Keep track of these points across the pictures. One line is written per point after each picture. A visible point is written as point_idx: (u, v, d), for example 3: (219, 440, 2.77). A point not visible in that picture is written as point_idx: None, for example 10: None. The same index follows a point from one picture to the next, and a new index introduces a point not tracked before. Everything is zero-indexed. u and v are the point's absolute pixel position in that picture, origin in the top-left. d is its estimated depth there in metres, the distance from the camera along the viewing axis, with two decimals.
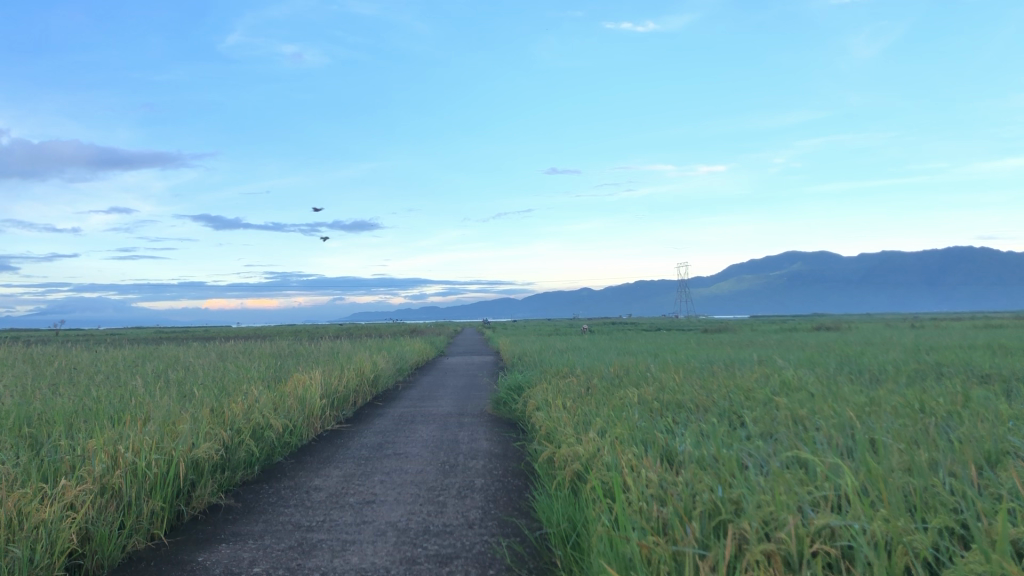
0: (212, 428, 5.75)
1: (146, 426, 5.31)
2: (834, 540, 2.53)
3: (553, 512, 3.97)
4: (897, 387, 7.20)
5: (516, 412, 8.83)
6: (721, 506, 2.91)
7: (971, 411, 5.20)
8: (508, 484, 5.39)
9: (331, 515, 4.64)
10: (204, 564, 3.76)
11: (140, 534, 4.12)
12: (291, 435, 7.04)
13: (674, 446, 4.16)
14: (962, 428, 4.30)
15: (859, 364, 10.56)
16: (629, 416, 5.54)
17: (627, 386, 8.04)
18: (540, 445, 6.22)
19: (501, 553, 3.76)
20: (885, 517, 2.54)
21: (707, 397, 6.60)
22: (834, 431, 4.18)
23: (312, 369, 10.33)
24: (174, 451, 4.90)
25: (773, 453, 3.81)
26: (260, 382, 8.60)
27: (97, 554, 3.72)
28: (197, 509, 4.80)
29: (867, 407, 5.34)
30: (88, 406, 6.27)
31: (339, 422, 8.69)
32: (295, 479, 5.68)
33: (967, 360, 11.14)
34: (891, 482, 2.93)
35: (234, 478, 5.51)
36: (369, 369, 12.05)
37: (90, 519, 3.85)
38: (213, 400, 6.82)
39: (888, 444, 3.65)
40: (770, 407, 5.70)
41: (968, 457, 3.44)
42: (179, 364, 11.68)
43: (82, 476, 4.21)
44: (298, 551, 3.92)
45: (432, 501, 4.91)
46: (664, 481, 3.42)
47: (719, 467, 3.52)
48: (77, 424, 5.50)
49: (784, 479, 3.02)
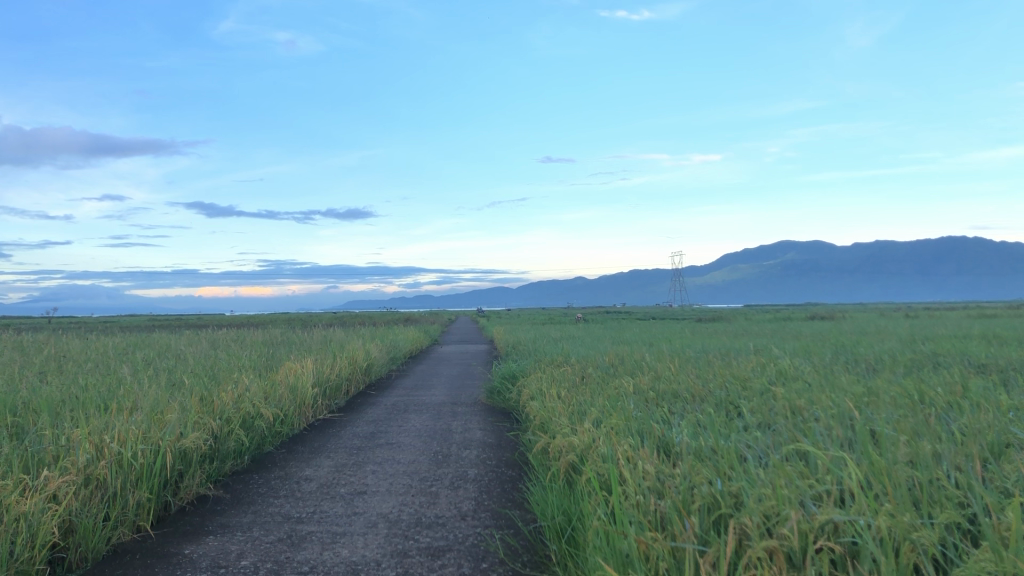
0: (201, 417, 5.65)
1: (133, 416, 5.21)
2: (838, 535, 2.45)
3: (548, 505, 3.88)
4: (896, 377, 7.13)
5: (510, 401, 8.76)
6: (720, 499, 2.83)
7: (971, 401, 5.13)
8: (502, 475, 5.33)
9: (321, 506, 4.55)
10: (189, 557, 3.67)
11: (126, 526, 4.03)
12: (281, 424, 6.95)
13: (671, 438, 4.08)
14: (963, 420, 4.22)
15: (856, 354, 10.50)
16: (623, 405, 5.46)
17: (622, 375, 7.96)
18: (534, 435, 6.14)
19: (494, 546, 3.68)
20: (891, 512, 2.46)
21: (703, 386, 6.53)
22: (834, 422, 4.10)
23: (305, 358, 10.23)
24: (161, 441, 4.81)
25: (772, 445, 3.73)
26: (251, 371, 8.50)
27: (80, 547, 3.63)
28: (185, 500, 4.72)
29: (866, 398, 5.25)
30: (76, 395, 6.16)
31: (331, 411, 8.60)
32: (285, 469, 5.60)
33: (964, 350, 11.10)
34: (895, 476, 2.84)
35: (223, 469, 5.42)
36: (362, 357, 11.98)
37: (74, 510, 3.75)
38: (203, 389, 6.72)
39: (889, 436, 3.58)
40: (768, 398, 5.61)
41: (971, 450, 3.36)
42: (169, 352, 11.59)
43: (66, 467, 4.12)
44: (286, 544, 3.82)
45: (424, 492, 4.84)
46: (662, 475, 3.33)
47: (718, 459, 3.43)
48: (62, 414, 5.39)
49: (785, 472, 2.95)
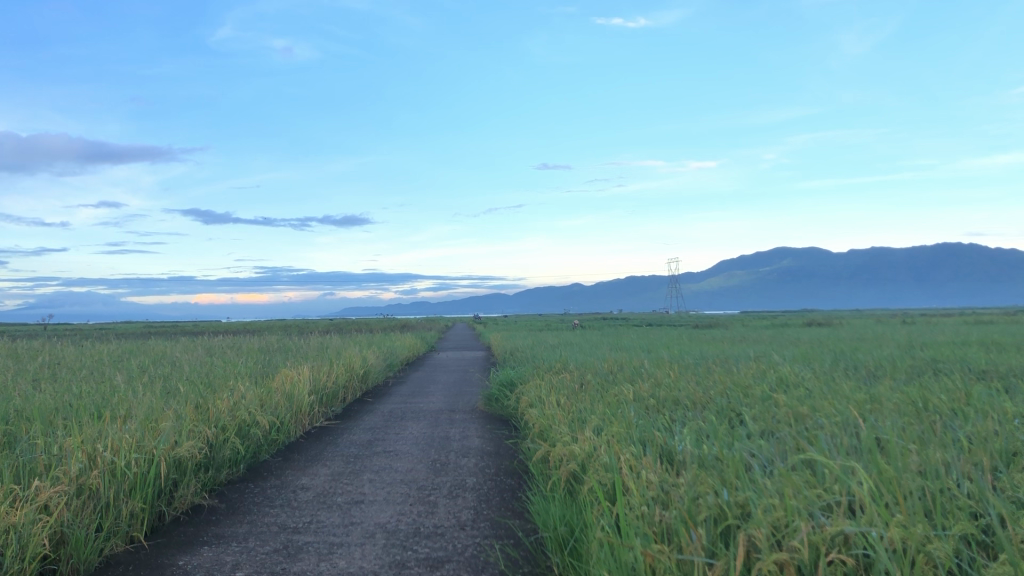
0: (196, 425, 5.58)
1: (127, 424, 5.14)
2: (849, 546, 2.39)
3: (548, 514, 3.83)
4: (898, 384, 7.06)
5: (507, 408, 8.74)
6: (727, 510, 2.77)
7: (975, 407, 5.09)
8: (501, 483, 5.27)
9: (318, 516, 4.49)
10: (184, 568, 3.60)
11: (119, 537, 3.96)
12: (278, 432, 6.87)
13: (674, 446, 4.02)
14: (969, 426, 4.17)
15: (855, 360, 10.47)
16: (624, 413, 5.40)
17: (622, 382, 7.92)
18: (533, 443, 6.09)
19: (495, 557, 3.62)
20: (903, 523, 2.40)
21: (704, 393, 6.48)
22: (839, 429, 4.05)
23: (301, 365, 10.16)
24: (154, 450, 4.73)
25: (777, 454, 3.67)
26: (247, 378, 8.44)
27: (72, 558, 3.56)
28: (180, 509, 4.65)
29: (868, 405, 5.21)
30: (71, 402, 6.10)
31: (328, 419, 8.55)
32: (282, 478, 5.52)
33: (963, 356, 11.08)
34: (905, 486, 2.78)
35: (218, 478, 5.34)
36: (359, 364, 11.96)
37: (65, 521, 3.68)
38: (198, 397, 6.65)
39: (896, 445, 3.51)
40: (769, 405, 5.55)
41: (980, 459, 3.30)
42: (165, 359, 11.51)
43: (58, 477, 4.05)
44: (283, 555, 3.75)
45: (423, 501, 4.76)
46: (665, 484, 3.28)
47: (723, 468, 3.37)
48: (55, 422, 5.32)
49: (792, 481, 2.88)
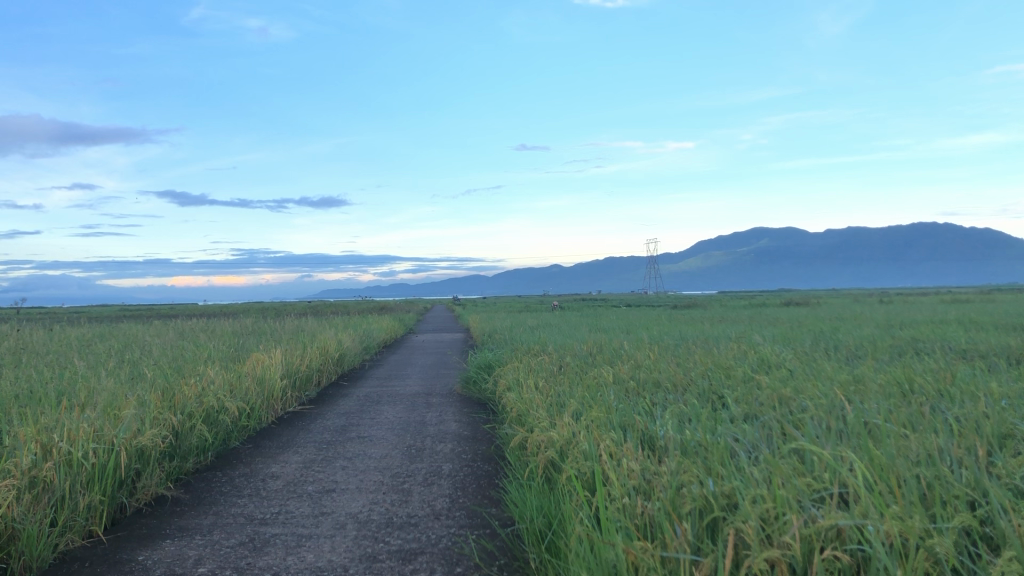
0: (161, 412, 5.39)
1: (86, 412, 4.93)
2: (843, 542, 2.25)
3: (526, 505, 3.68)
4: (880, 364, 6.95)
5: (486, 391, 8.59)
6: (713, 501, 2.62)
7: (961, 388, 4.98)
8: (477, 469, 5.14)
9: (287, 505, 4.32)
10: (144, 564, 3.42)
11: (76, 531, 3.76)
12: (248, 418, 6.69)
13: (655, 432, 3.88)
14: (957, 408, 4.05)
15: (836, 340, 10.42)
16: (603, 396, 5.25)
17: (602, 364, 7.77)
18: (510, 428, 5.94)
19: (469, 549, 3.46)
20: (898, 514, 2.26)
21: (684, 375, 6.37)
22: (823, 413, 3.92)
23: (274, 348, 9.95)
24: (115, 439, 4.53)
25: (761, 440, 3.54)
26: (219, 362, 8.22)
27: (24, 555, 3.37)
28: (142, 501, 4.46)
29: (854, 386, 5.10)
30: (30, 390, 5.89)
31: (302, 403, 8.37)
32: (251, 466, 5.34)
33: (944, 334, 11.07)
34: (898, 474, 2.66)
35: (185, 466, 5.17)
36: (334, 347, 11.73)
37: (15, 517, 3.48)
38: (163, 382, 6.44)
39: (885, 429, 3.39)
40: (752, 387, 5.43)
41: (973, 443, 3.19)
42: (136, 343, 11.27)
43: (9, 469, 3.84)
44: (248, 548, 3.58)
45: (397, 488, 4.61)
46: (647, 472, 3.13)
47: (707, 455, 3.23)
48: (9, 411, 5.11)
49: (781, 469, 2.75)
